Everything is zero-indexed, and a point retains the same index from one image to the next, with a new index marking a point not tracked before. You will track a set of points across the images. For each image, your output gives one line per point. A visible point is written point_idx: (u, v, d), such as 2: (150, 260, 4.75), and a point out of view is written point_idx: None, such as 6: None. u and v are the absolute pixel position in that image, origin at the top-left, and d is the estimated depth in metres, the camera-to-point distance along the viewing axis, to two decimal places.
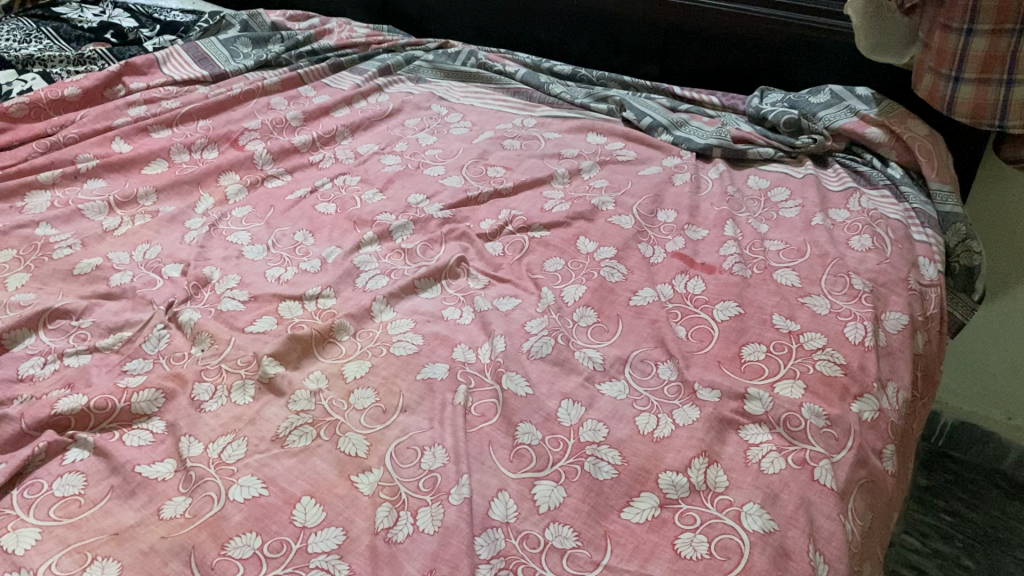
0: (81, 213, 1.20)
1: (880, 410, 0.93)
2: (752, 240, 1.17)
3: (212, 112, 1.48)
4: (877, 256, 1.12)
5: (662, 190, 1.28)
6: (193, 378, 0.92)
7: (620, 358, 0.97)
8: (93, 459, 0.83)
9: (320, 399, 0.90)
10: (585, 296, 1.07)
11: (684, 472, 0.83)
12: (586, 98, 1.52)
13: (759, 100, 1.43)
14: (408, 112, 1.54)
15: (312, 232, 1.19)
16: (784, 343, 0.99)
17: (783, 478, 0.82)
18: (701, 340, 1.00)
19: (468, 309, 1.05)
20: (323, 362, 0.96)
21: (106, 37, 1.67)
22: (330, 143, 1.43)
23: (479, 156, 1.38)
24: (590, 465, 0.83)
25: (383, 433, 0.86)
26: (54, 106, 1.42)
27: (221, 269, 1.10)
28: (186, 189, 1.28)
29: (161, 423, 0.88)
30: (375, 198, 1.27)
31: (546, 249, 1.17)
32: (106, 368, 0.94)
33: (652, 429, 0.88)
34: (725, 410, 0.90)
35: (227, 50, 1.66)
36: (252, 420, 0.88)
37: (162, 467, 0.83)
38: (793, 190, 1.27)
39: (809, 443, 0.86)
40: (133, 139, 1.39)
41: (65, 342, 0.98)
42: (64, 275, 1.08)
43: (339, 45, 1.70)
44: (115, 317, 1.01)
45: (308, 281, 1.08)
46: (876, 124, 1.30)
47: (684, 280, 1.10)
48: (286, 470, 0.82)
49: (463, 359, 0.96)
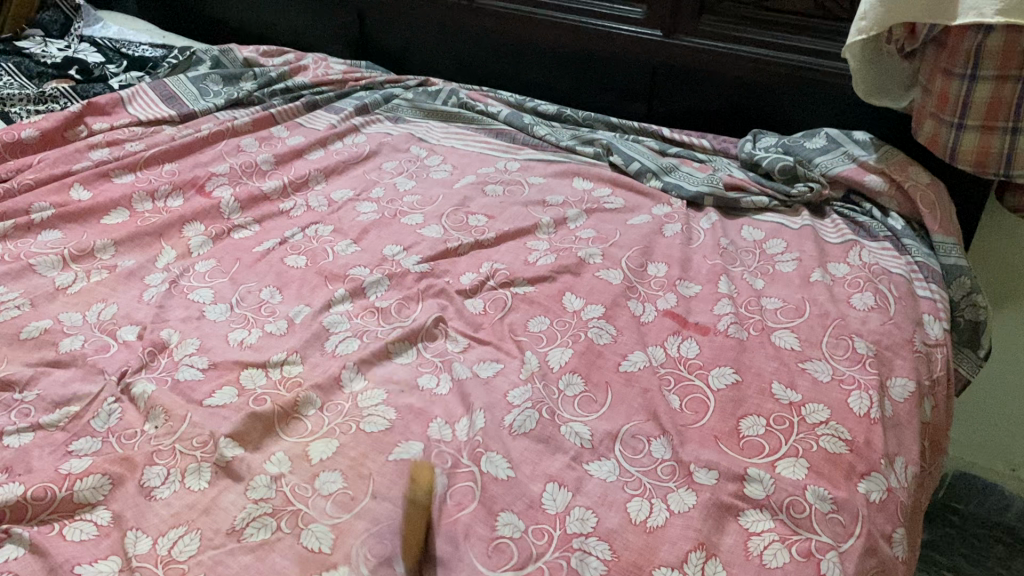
0: (32, 268, 1.12)
1: (889, 489, 0.86)
2: (748, 297, 1.10)
3: (179, 155, 1.41)
4: (880, 316, 1.06)
5: (652, 241, 1.22)
6: (144, 461, 0.84)
7: (609, 433, 0.90)
8: (28, 558, 0.75)
9: (281, 485, 0.83)
10: (571, 361, 1.00)
11: (680, 568, 0.75)
12: (572, 140, 1.46)
13: (752, 144, 1.37)
14: (386, 154, 1.47)
15: (280, 288, 1.12)
16: (784, 416, 0.92)
17: (787, 573, 0.76)
18: (696, 412, 0.94)
19: (446, 376, 0.98)
20: (286, 440, 0.88)
21: (70, 73, 1.60)
22: (302, 188, 1.36)
23: (460, 203, 1.32)
24: (577, 560, 0.76)
25: (351, 524, 0.79)
26: (10, 149, 1.34)
27: (181, 332, 1.02)
28: (148, 241, 1.20)
29: (106, 513, 0.80)
30: (349, 250, 1.20)
31: (529, 306, 1.10)
32: (49, 449, 0.86)
33: (645, 516, 0.81)
34: (723, 494, 0.83)
35: (196, 88, 1.59)
36: (207, 509, 0.80)
37: (104, 566, 0.74)
38: (789, 242, 1.21)
39: (815, 531, 0.80)
40: (93, 185, 1.31)
41: (5, 418, 0.90)
42: (10, 339, 1.00)
43: (314, 82, 1.63)
44: (63, 389, 0.93)
45: (274, 345, 1.01)
46: (876, 171, 1.24)
47: (677, 342, 1.04)
48: (241, 569, 0.74)
49: (438, 437, 0.89)
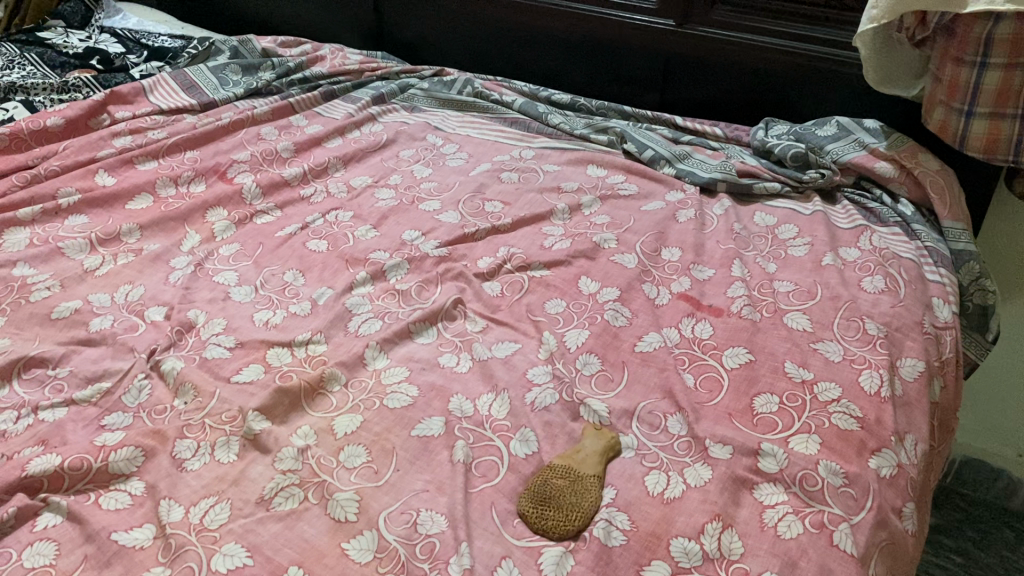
0: (61, 251, 1.15)
1: (899, 465, 0.89)
2: (761, 281, 1.12)
3: (200, 143, 1.43)
4: (890, 299, 1.08)
5: (666, 227, 1.24)
6: (175, 435, 0.87)
7: (626, 411, 0.93)
8: (66, 525, 0.78)
9: (308, 457, 0.85)
10: (588, 342, 1.02)
11: (696, 538, 0.78)
12: (586, 129, 1.48)
13: (764, 132, 1.39)
14: (403, 142, 1.49)
15: (302, 271, 1.15)
16: (797, 394, 0.94)
17: (801, 544, 0.78)
18: (710, 390, 0.96)
19: (466, 355, 1.00)
20: (312, 415, 0.91)
21: (92, 63, 1.63)
22: (322, 175, 1.39)
23: (476, 190, 1.34)
24: (600, 530, 0.79)
25: (376, 495, 0.81)
26: (36, 136, 1.37)
27: (207, 313, 1.05)
28: (172, 226, 1.23)
29: (140, 483, 0.82)
30: (368, 235, 1.23)
31: (546, 289, 1.12)
32: (83, 423, 0.89)
33: (662, 489, 0.83)
34: (738, 468, 0.85)
35: (216, 78, 1.61)
36: (237, 480, 0.83)
37: (140, 533, 0.77)
38: (801, 227, 1.23)
39: (827, 504, 0.82)
40: (118, 171, 1.34)
41: (40, 393, 0.93)
42: (41, 319, 1.03)
43: (331, 72, 1.66)
44: (94, 366, 0.96)
45: (298, 326, 1.04)
46: (886, 158, 1.26)
47: (691, 324, 1.06)
48: (271, 536, 0.77)
49: (460, 413, 0.91)
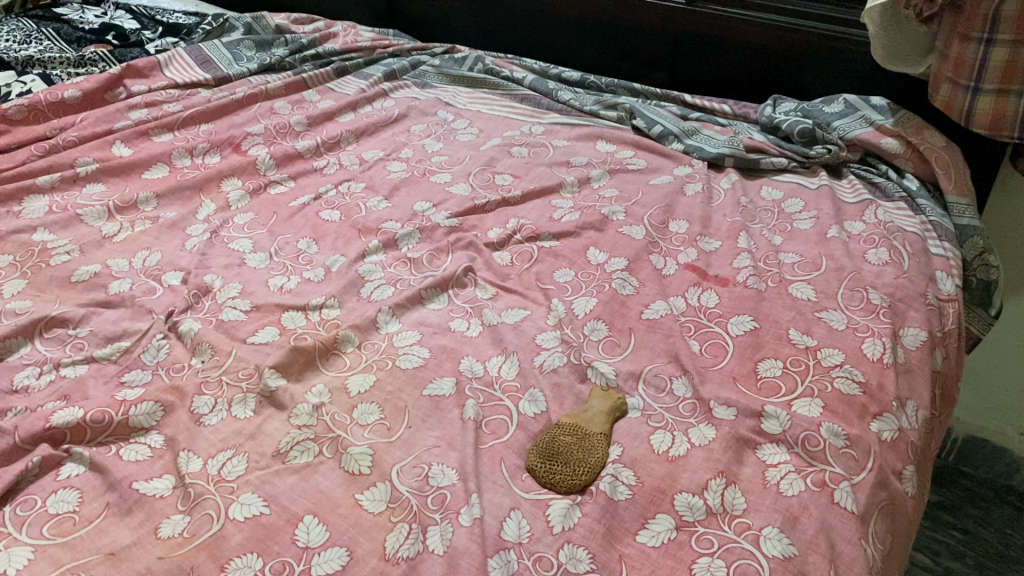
0: (79, 218, 1.18)
1: (900, 429, 0.90)
2: (767, 252, 1.14)
3: (215, 116, 1.45)
4: (894, 270, 1.09)
5: (674, 200, 1.25)
6: (193, 391, 0.90)
7: (633, 374, 0.95)
8: (89, 474, 0.81)
9: (322, 413, 0.87)
10: (595, 309, 1.04)
11: (700, 493, 0.80)
12: (595, 105, 1.50)
13: (772, 108, 1.40)
14: (414, 117, 1.51)
15: (316, 240, 1.17)
16: (801, 359, 0.96)
17: (802, 500, 0.80)
18: (716, 355, 0.98)
19: (476, 320, 1.02)
20: (326, 374, 0.93)
21: (107, 38, 1.65)
22: (334, 148, 1.41)
23: (486, 163, 1.36)
24: (607, 485, 0.81)
25: (389, 449, 0.84)
26: (54, 108, 1.39)
27: (223, 278, 1.07)
28: (188, 195, 1.25)
29: (159, 437, 0.85)
30: (380, 206, 1.25)
31: (555, 259, 1.14)
32: (103, 379, 0.91)
33: (667, 447, 0.85)
34: (742, 429, 0.87)
35: (230, 54, 1.63)
36: (253, 435, 0.85)
37: (160, 483, 0.80)
38: (807, 202, 1.24)
39: (828, 463, 0.84)
40: (134, 143, 1.36)
41: (61, 351, 0.95)
42: (61, 282, 1.06)
43: (343, 49, 1.68)
44: (114, 327, 0.98)
45: (312, 291, 1.06)
46: (892, 134, 1.27)
47: (697, 293, 1.08)
48: (287, 487, 0.79)
49: (470, 373, 0.93)
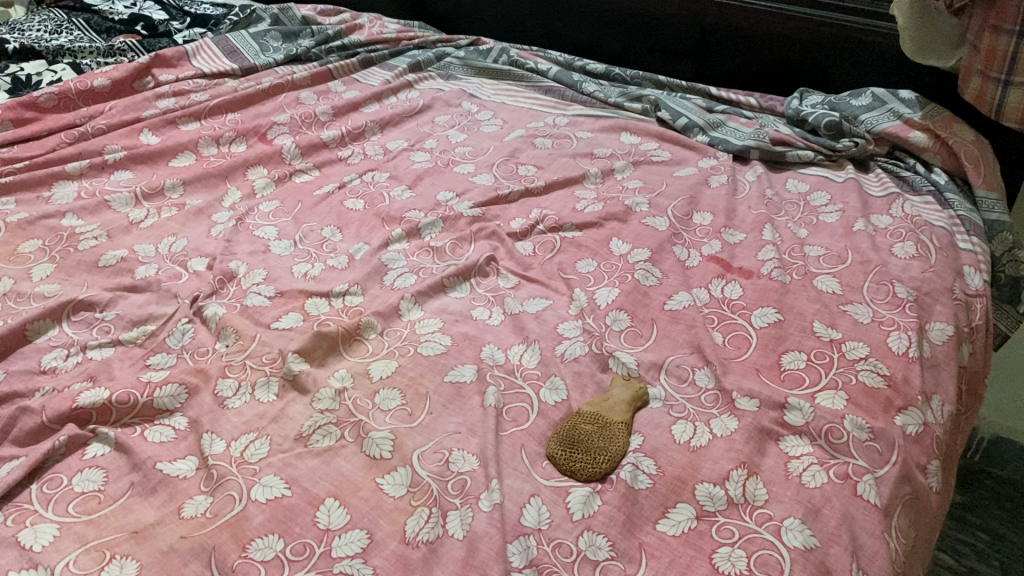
0: (107, 204, 1.19)
1: (925, 423, 0.89)
2: (792, 245, 1.13)
3: (242, 106, 1.46)
4: (921, 264, 1.08)
5: (698, 192, 1.25)
6: (217, 374, 0.90)
7: (655, 364, 0.94)
8: (114, 454, 0.81)
9: (345, 398, 0.88)
10: (618, 299, 1.04)
11: (722, 484, 0.79)
12: (620, 97, 1.49)
13: (798, 101, 1.40)
14: (438, 108, 1.52)
15: (340, 228, 1.18)
16: (825, 352, 0.95)
17: (825, 492, 0.79)
18: (739, 347, 0.97)
19: (498, 309, 1.02)
20: (349, 360, 0.94)
21: (136, 29, 1.66)
22: (359, 139, 1.42)
23: (510, 154, 1.36)
24: (627, 474, 0.81)
25: (409, 434, 0.84)
26: (84, 97, 1.41)
27: (248, 264, 1.08)
28: (214, 182, 1.26)
29: (183, 419, 0.86)
30: (404, 195, 1.25)
31: (578, 250, 1.14)
32: (129, 361, 0.92)
33: (689, 438, 0.85)
34: (765, 420, 0.87)
35: (257, 44, 1.65)
36: (276, 418, 0.86)
37: (183, 464, 0.80)
38: (833, 195, 1.23)
39: (852, 456, 0.83)
40: (161, 131, 1.37)
41: (88, 334, 0.96)
42: (89, 266, 1.07)
43: (369, 40, 1.68)
44: (140, 310, 1.00)
45: (335, 278, 1.06)
46: (921, 128, 1.26)
47: (721, 285, 1.07)
48: (309, 470, 0.80)
49: (491, 361, 0.93)
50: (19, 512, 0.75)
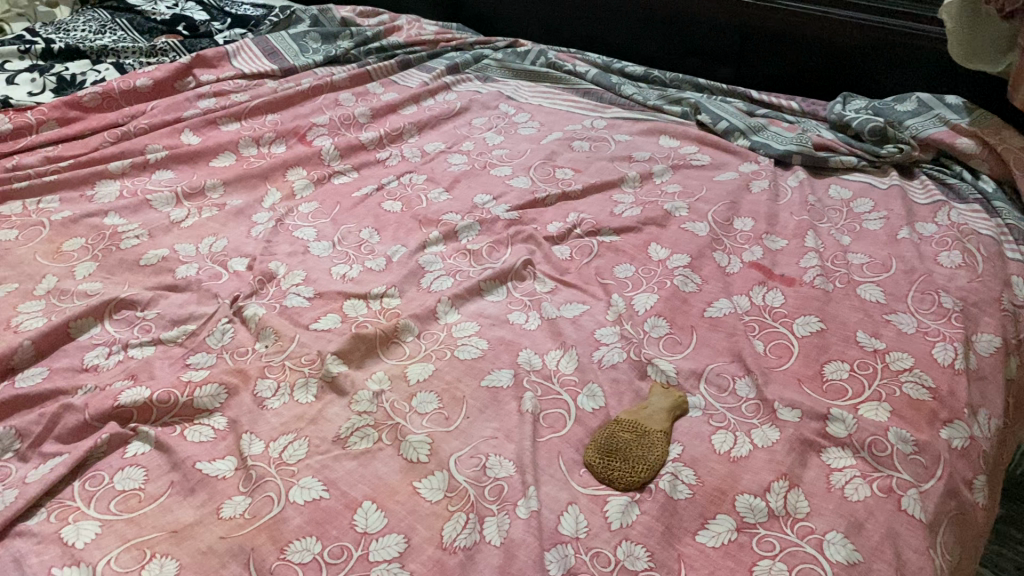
0: (149, 203, 1.20)
1: (971, 437, 0.87)
2: (834, 252, 1.12)
3: (281, 106, 1.47)
4: (967, 274, 1.06)
5: (739, 197, 1.23)
6: (257, 374, 0.91)
7: (694, 372, 0.93)
8: (154, 453, 0.82)
9: (382, 401, 0.88)
10: (656, 306, 1.03)
11: (762, 495, 0.78)
12: (659, 100, 1.48)
13: (842, 106, 1.38)
14: (476, 111, 1.52)
15: (378, 230, 1.18)
16: (868, 362, 0.94)
17: (868, 506, 0.77)
18: (780, 356, 0.96)
19: (535, 314, 1.02)
20: (386, 362, 0.94)
21: (178, 29, 1.67)
22: (397, 140, 1.42)
23: (547, 157, 1.35)
24: (666, 483, 0.80)
25: (446, 439, 0.84)
26: (127, 97, 1.43)
27: (287, 265, 1.09)
28: (254, 183, 1.27)
29: (222, 419, 0.86)
30: (441, 198, 1.25)
31: (616, 254, 1.13)
32: (169, 360, 0.93)
33: (729, 448, 0.84)
34: (807, 431, 0.85)
35: (296, 45, 1.66)
36: (314, 420, 0.86)
37: (222, 464, 0.81)
38: (876, 202, 1.21)
39: (896, 469, 0.81)
40: (202, 131, 1.39)
41: (129, 332, 0.97)
42: (131, 265, 1.08)
43: (407, 42, 1.69)
44: (180, 310, 1.00)
45: (373, 280, 1.07)
46: (968, 134, 1.24)
47: (762, 292, 1.06)
48: (347, 473, 0.80)
49: (528, 366, 0.93)
50: (61, 508, 0.76)
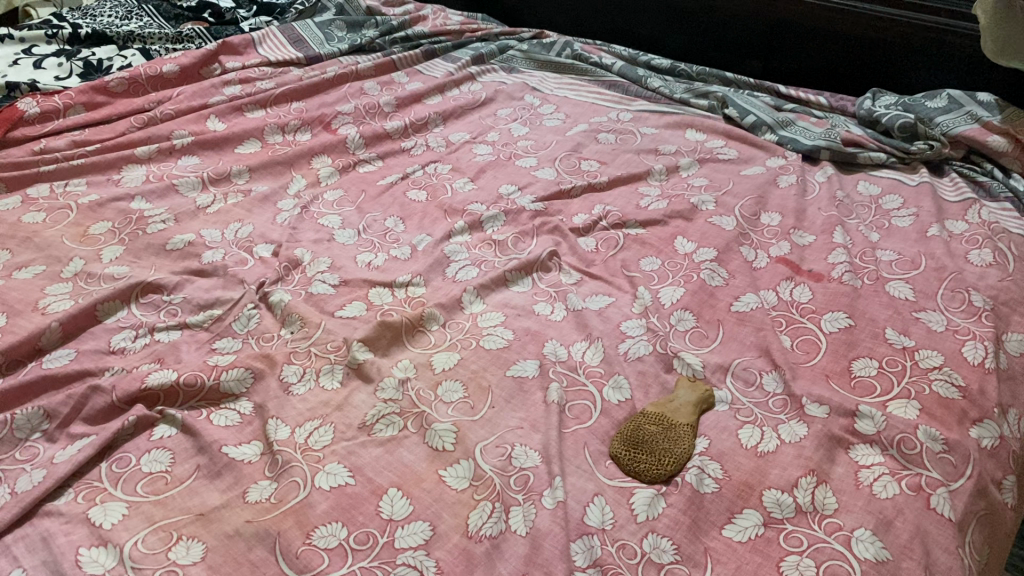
0: (175, 188, 1.21)
1: (1001, 437, 0.86)
2: (863, 248, 1.11)
3: (307, 94, 1.48)
4: (998, 272, 1.05)
5: (766, 192, 1.22)
6: (282, 360, 0.91)
7: (721, 366, 0.93)
8: (180, 436, 0.82)
9: (408, 388, 0.88)
10: (683, 299, 1.02)
11: (790, 491, 0.78)
12: (685, 93, 1.47)
13: (871, 102, 1.37)
14: (501, 101, 1.51)
15: (403, 219, 1.18)
16: (897, 360, 0.93)
17: (897, 504, 0.77)
18: (808, 352, 0.95)
19: (560, 305, 1.01)
20: (412, 351, 0.94)
21: (204, 16, 1.67)
22: (422, 130, 1.42)
23: (573, 149, 1.35)
24: (692, 476, 0.80)
25: (472, 428, 0.83)
26: (153, 82, 1.43)
27: (313, 252, 1.09)
28: (279, 170, 1.27)
29: (249, 404, 0.86)
30: (466, 187, 1.25)
31: (642, 247, 1.12)
32: (196, 345, 0.93)
33: (756, 442, 0.83)
34: (835, 428, 0.84)
35: (322, 33, 1.66)
36: (340, 406, 0.86)
37: (248, 449, 0.81)
38: (906, 199, 1.20)
39: (926, 468, 0.80)
40: (228, 118, 1.39)
41: (155, 316, 0.98)
42: (157, 249, 1.08)
43: (432, 32, 1.69)
44: (206, 295, 1.00)
45: (398, 269, 1.07)
46: (1000, 132, 1.23)
47: (789, 287, 1.05)
48: (373, 459, 0.80)
49: (554, 357, 0.93)
50: (89, 490, 0.76)
